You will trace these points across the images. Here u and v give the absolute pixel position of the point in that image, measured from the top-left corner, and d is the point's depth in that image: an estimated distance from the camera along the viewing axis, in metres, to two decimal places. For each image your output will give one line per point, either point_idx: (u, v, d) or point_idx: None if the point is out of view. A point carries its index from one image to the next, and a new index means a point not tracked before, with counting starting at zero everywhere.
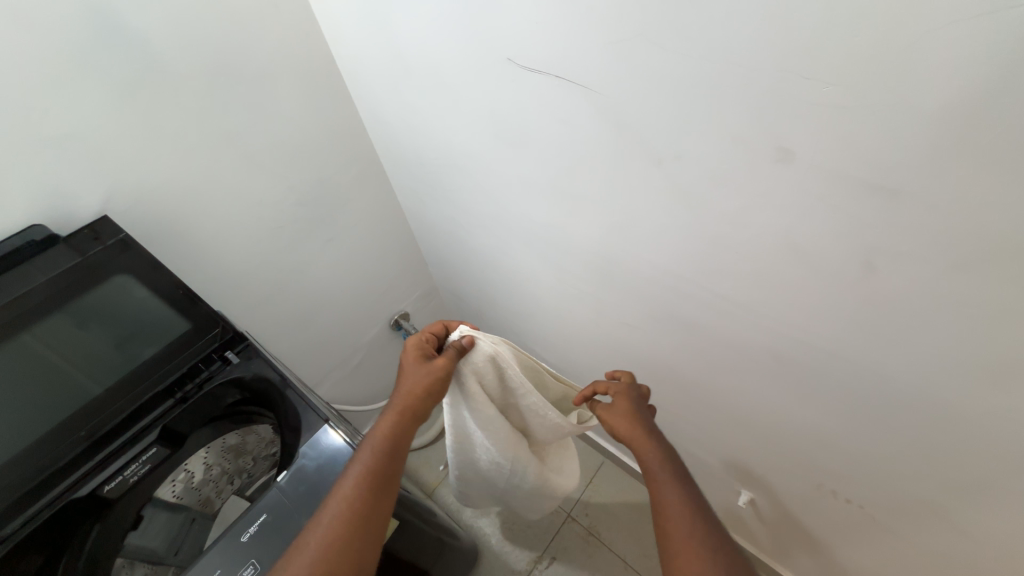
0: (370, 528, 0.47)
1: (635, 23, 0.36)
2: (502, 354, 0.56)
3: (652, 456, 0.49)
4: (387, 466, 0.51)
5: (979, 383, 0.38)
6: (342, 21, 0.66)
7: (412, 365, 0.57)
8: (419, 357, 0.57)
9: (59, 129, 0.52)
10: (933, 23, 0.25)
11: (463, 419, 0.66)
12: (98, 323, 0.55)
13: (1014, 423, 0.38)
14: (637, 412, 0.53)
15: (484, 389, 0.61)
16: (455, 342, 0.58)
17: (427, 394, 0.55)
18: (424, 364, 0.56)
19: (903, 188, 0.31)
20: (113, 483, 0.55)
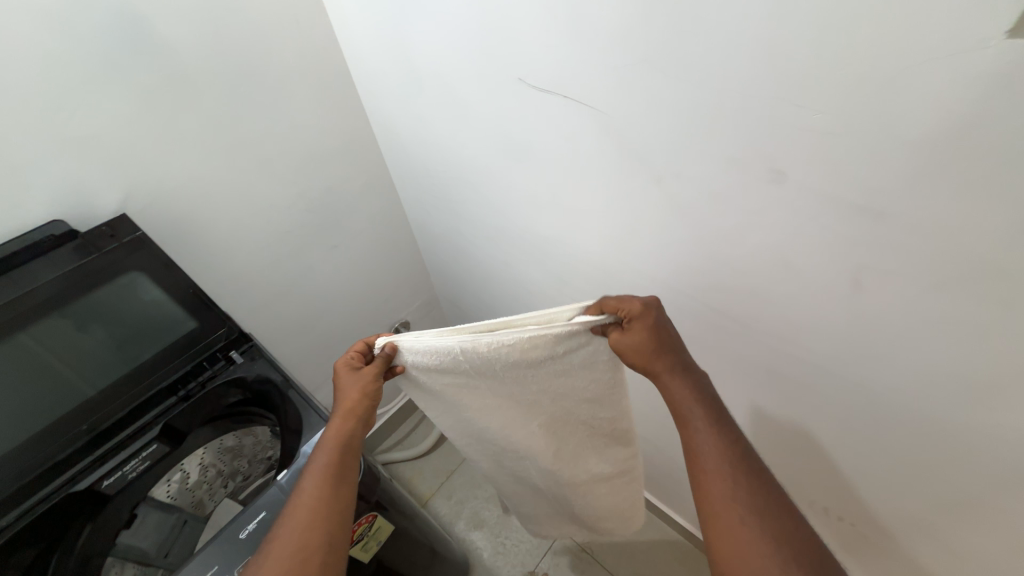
0: (333, 529, 0.45)
1: (639, 49, 0.38)
2: (427, 343, 0.51)
3: (686, 401, 0.43)
4: (341, 468, 0.50)
5: (965, 399, 0.39)
6: (359, 36, 0.69)
7: (347, 374, 0.54)
8: (349, 370, 0.54)
9: (83, 130, 0.54)
10: (910, 61, 0.27)
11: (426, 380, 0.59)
12: (103, 319, 0.56)
13: (996, 438, 0.39)
14: (672, 341, 0.44)
15: (433, 367, 0.55)
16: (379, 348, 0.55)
17: (371, 397, 0.54)
18: (356, 374, 0.54)
19: (887, 210, 0.33)
20: (111, 478, 0.56)
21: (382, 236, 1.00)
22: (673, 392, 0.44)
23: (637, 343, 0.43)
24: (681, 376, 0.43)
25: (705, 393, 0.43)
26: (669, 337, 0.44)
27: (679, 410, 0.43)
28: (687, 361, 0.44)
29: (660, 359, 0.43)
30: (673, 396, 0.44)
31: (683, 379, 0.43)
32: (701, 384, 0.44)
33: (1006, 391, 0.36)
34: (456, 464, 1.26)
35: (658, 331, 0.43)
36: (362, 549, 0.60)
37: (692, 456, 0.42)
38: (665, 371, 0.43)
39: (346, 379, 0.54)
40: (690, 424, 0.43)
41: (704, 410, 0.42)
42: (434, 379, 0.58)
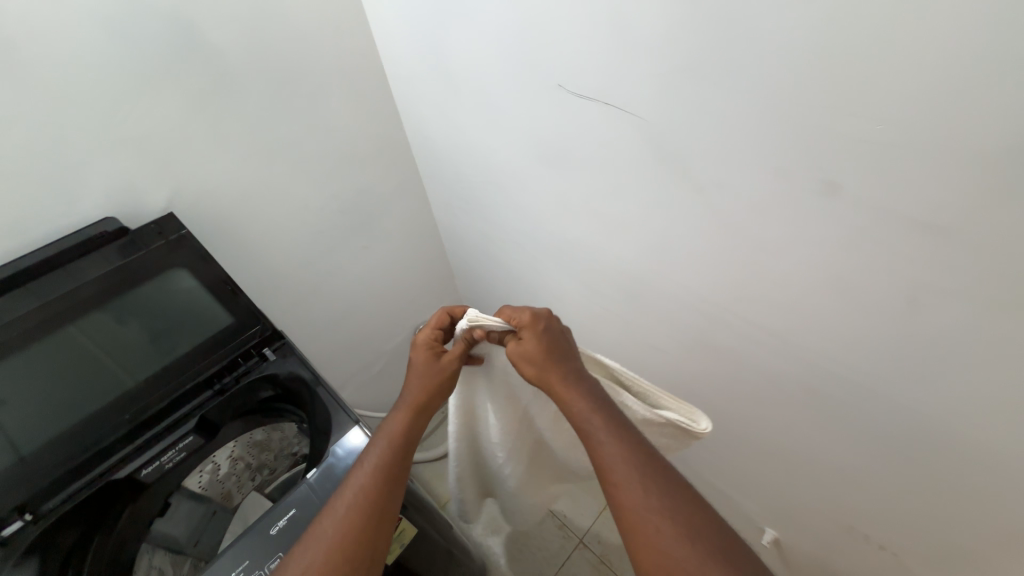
0: (383, 523, 0.46)
1: (684, 58, 0.38)
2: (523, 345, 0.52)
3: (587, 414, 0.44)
4: (400, 456, 0.50)
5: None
6: (397, 42, 0.70)
7: (427, 360, 0.55)
8: (428, 358, 0.55)
9: (135, 133, 0.57)
10: (985, 72, 0.26)
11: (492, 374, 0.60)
12: (145, 312, 0.58)
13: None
14: (556, 350, 0.49)
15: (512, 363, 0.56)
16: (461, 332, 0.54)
17: (441, 390, 0.54)
18: (435, 363, 0.54)
19: (951, 226, 0.32)
20: (150, 467, 0.57)
21: (411, 239, 1.01)
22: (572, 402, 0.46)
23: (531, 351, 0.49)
24: (574, 385, 0.46)
25: (608, 409, 0.45)
26: (561, 351, 0.49)
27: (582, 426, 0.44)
28: (581, 370, 0.48)
29: (552, 364, 0.48)
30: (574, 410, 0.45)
31: (579, 389, 0.46)
32: (597, 391, 0.46)
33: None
34: None
35: (543, 342, 0.49)
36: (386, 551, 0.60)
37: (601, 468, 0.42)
38: (559, 378, 0.47)
39: (424, 366, 0.54)
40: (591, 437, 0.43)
41: (602, 416, 0.44)
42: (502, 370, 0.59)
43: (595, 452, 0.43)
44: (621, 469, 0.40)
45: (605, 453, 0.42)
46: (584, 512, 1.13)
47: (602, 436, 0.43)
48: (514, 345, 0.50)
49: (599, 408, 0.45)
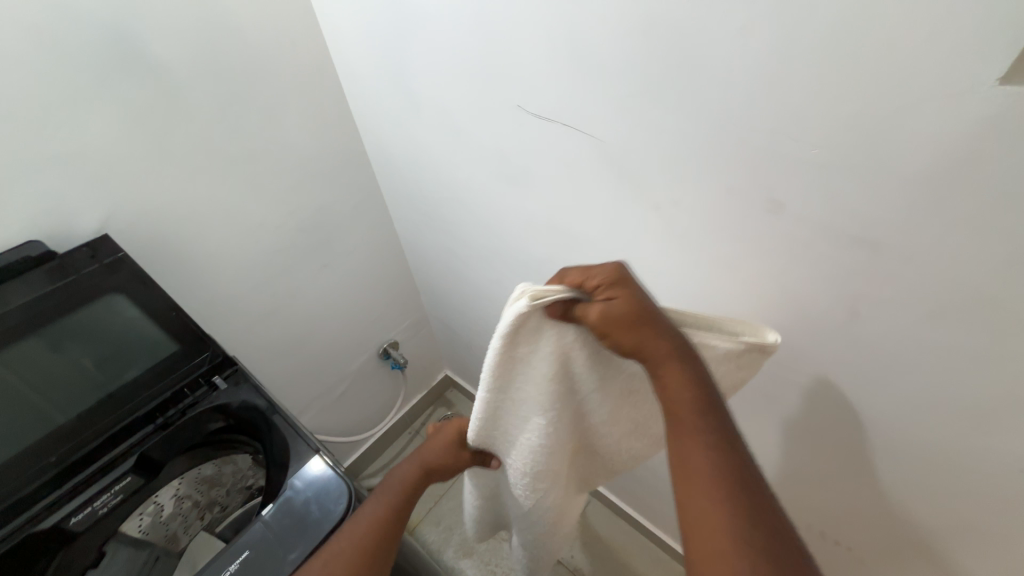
0: None
1: (638, 82, 0.39)
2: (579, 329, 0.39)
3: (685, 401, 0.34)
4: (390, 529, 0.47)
5: (955, 423, 0.40)
6: (355, 58, 0.69)
7: (450, 443, 0.52)
8: (453, 440, 0.52)
9: (65, 148, 0.53)
10: (903, 102, 0.29)
11: (534, 379, 0.42)
12: (74, 343, 0.53)
13: (988, 462, 0.39)
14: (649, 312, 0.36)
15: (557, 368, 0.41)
16: (509, 322, 0.37)
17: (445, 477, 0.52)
18: (455, 451, 0.52)
19: (882, 241, 0.34)
20: (80, 514, 0.52)
21: (373, 256, 0.98)
22: (669, 386, 0.35)
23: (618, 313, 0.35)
24: (675, 362, 0.35)
25: (716, 404, 0.35)
26: (660, 317, 0.36)
27: (677, 416, 0.35)
28: (691, 348, 0.36)
29: (649, 334, 0.35)
30: (672, 397, 0.35)
31: (686, 372, 0.35)
32: (709, 381, 0.35)
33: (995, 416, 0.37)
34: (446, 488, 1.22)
35: (636, 307, 0.35)
36: None
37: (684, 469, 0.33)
38: (661, 355, 0.35)
39: (446, 449, 0.51)
40: (684, 431, 0.34)
41: (708, 413, 0.34)
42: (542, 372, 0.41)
43: (681, 446, 0.34)
44: (709, 477, 0.31)
45: (699, 453, 0.33)
46: None
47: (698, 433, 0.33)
48: (601, 319, 0.35)
49: (696, 399, 0.34)
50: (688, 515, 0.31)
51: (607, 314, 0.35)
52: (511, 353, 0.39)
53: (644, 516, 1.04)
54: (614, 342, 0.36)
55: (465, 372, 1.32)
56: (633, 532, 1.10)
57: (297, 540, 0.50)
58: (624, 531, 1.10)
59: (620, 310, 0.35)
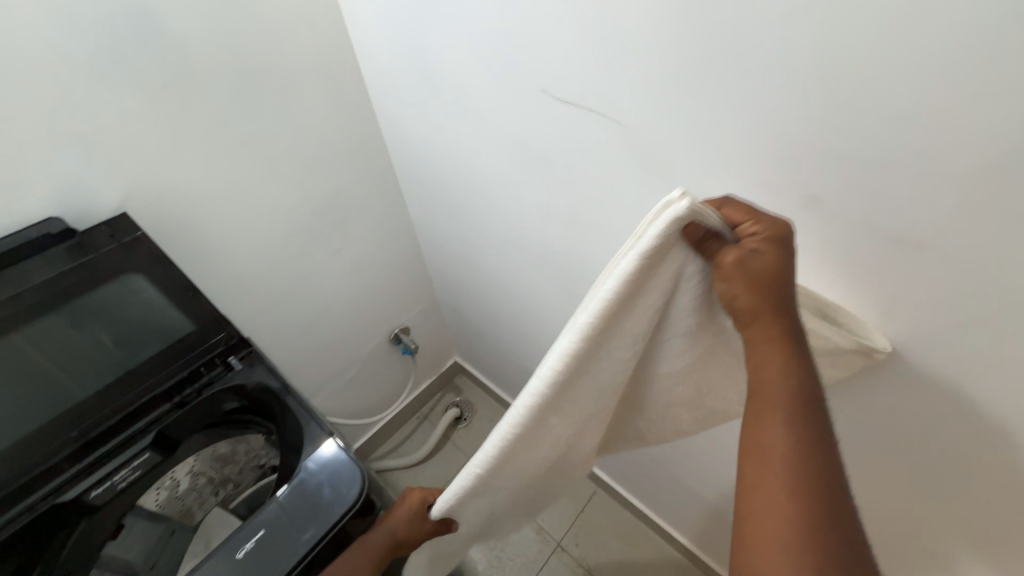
0: None
1: (671, 70, 0.38)
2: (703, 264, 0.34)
3: (776, 379, 0.32)
4: None
5: (978, 431, 0.39)
6: (373, 39, 0.67)
7: (413, 517, 0.50)
8: (415, 515, 0.50)
9: (82, 127, 0.52)
10: (960, 97, 0.27)
11: (643, 312, 0.35)
12: (93, 322, 0.53)
13: (1010, 470, 0.39)
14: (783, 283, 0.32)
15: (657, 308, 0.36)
16: (658, 234, 0.30)
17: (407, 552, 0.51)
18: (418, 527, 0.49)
19: (925, 243, 0.33)
20: (100, 488, 0.53)
21: (387, 241, 0.98)
22: (765, 364, 0.33)
23: (756, 267, 0.32)
24: (780, 343, 0.33)
25: (811, 391, 0.32)
26: (790, 287, 0.33)
27: (762, 392, 0.33)
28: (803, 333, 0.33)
29: (770, 303, 0.32)
30: (766, 373, 0.33)
31: (785, 353, 0.33)
32: (809, 366, 0.33)
33: (1021, 425, 0.36)
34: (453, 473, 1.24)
35: (771, 269, 0.32)
36: None
37: (756, 446, 0.32)
38: (764, 333, 0.33)
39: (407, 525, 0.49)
40: (768, 409, 0.32)
41: (800, 396, 0.32)
42: (633, 317, 0.35)
43: (759, 423, 0.32)
44: (785, 460, 0.30)
45: (776, 434, 0.31)
46: (561, 516, 1.13)
47: (783, 415, 0.31)
48: (734, 265, 0.32)
49: (802, 384, 0.32)
50: (751, 491, 0.31)
51: (745, 262, 0.31)
52: (641, 276, 0.32)
53: (650, 508, 1.05)
54: (731, 297, 0.33)
55: (474, 359, 1.32)
56: (638, 523, 1.10)
57: (310, 523, 0.51)
58: (629, 521, 1.11)
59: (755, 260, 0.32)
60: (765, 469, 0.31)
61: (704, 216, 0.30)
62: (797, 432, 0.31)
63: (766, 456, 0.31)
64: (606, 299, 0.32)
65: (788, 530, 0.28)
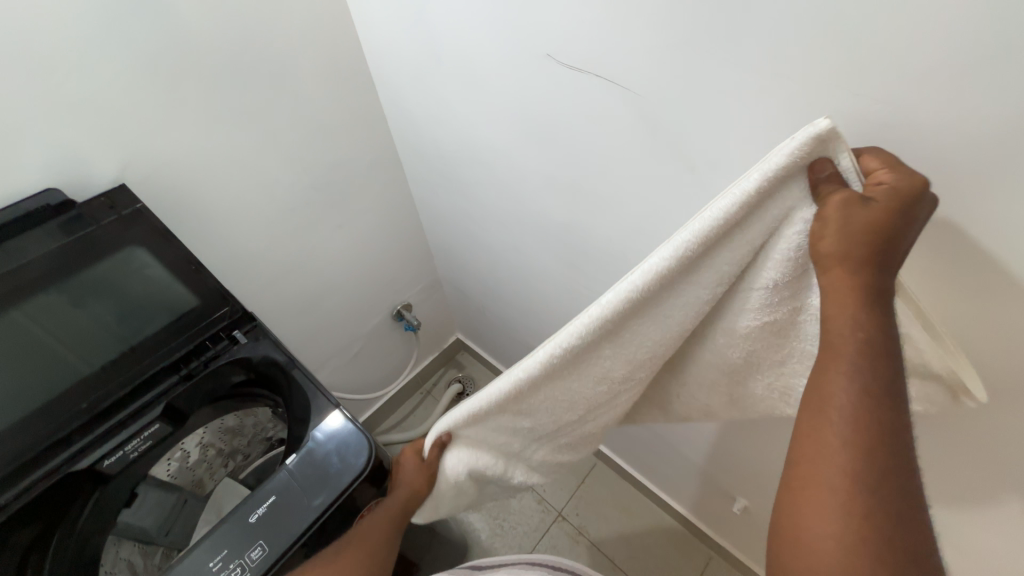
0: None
1: (685, 29, 0.36)
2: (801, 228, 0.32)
3: (848, 329, 0.30)
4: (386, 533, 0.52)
5: (978, 391, 0.40)
6: (373, 3, 0.65)
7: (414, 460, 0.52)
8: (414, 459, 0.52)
9: (77, 95, 0.51)
10: (986, 53, 0.26)
11: (726, 258, 0.34)
12: (95, 298, 0.53)
13: (1005, 428, 0.40)
14: (883, 250, 0.30)
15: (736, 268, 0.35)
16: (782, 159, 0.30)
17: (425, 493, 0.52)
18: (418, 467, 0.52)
19: (937, 206, 0.33)
20: (113, 458, 0.54)
21: (388, 216, 0.97)
22: (839, 314, 0.31)
23: (867, 221, 0.29)
24: (862, 299, 0.30)
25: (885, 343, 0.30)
26: (899, 257, 0.30)
27: (834, 339, 0.31)
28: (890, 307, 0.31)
29: (871, 267, 0.30)
30: (837, 322, 0.31)
31: (865, 307, 0.30)
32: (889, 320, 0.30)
33: (1020, 384, 0.37)
34: None
35: (885, 223, 0.29)
36: None
37: (819, 395, 0.30)
38: (848, 289, 0.31)
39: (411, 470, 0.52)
40: (839, 357, 0.30)
41: (872, 347, 0.30)
42: (715, 270, 0.35)
43: (825, 370, 0.31)
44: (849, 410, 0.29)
45: (842, 382, 0.30)
46: (562, 486, 1.16)
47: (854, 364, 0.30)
48: (840, 209, 0.30)
49: (874, 342, 0.30)
50: (808, 438, 0.30)
51: (858, 213, 0.29)
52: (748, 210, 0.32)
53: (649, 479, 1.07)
54: (818, 239, 0.31)
55: (476, 336, 1.33)
56: (636, 492, 1.13)
57: (319, 490, 0.52)
58: (628, 491, 1.14)
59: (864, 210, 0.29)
60: (822, 454, 0.29)
61: (833, 153, 0.30)
62: (866, 382, 0.29)
63: (825, 405, 0.30)
64: (713, 221, 0.31)
65: (841, 478, 0.28)
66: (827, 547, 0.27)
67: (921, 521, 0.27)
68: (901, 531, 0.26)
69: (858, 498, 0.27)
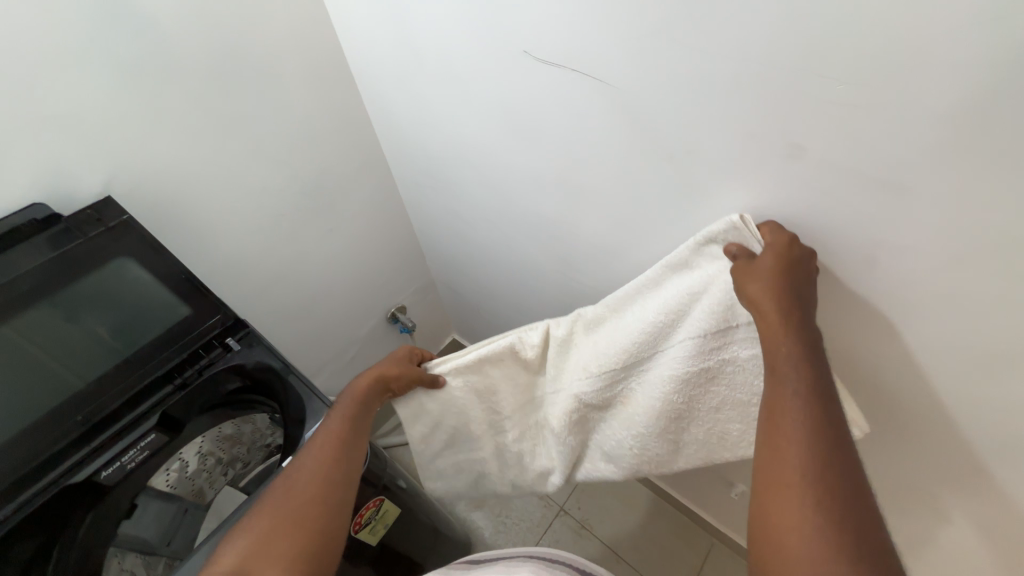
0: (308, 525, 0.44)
1: (656, 20, 0.37)
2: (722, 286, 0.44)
3: (782, 354, 0.36)
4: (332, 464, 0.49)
5: (958, 367, 0.41)
6: (352, 7, 0.65)
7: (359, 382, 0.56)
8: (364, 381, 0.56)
9: (59, 108, 0.51)
10: (943, 31, 0.27)
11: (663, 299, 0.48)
12: (88, 313, 0.54)
13: (986, 402, 0.41)
14: (791, 290, 0.38)
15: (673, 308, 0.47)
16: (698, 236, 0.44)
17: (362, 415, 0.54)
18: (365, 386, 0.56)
19: (908, 184, 0.34)
20: (110, 469, 0.54)
21: (379, 219, 0.97)
22: (776, 346, 0.37)
23: (766, 274, 0.39)
24: (789, 330, 0.37)
25: (816, 368, 0.36)
26: (804, 304, 0.38)
27: (774, 366, 0.37)
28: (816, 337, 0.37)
29: (791, 310, 0.37)
30: (773, 351, 0.37)
31: (790, 336, 0.37)
32: (817, 351, 0.37)
33: (998, 357, 0.38)
34: None
35: (782, 272, 0.39)
36: (368, 533, 0.59)
37: (770, 412, 0.35)
38: (773, 324, 0.37)
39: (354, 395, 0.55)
40: (783, 377, 0.36)
41: (805, 372, 0.35)
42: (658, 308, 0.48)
43: (773, 391, 0.36)
44: (800, 426, 0.33)
45: (788, 400, 0.34)
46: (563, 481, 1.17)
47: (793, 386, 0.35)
48: (741, 265, 0.41)
49: (807, 364, 0.36)
50: (772, 449, 0.33)
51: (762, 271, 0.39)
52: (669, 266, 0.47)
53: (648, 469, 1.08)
54: (743, 287, 0.40)
55: (472, 336, 1.34)
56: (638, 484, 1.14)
57: None
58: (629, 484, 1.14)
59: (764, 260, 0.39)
60: (781, 462, 0.32)
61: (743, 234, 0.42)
62: (807, 401, 0.34)
63: (780, 420, 0.34)
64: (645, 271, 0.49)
65: (800, 487, 0.31)
66: (788, 538, 0.30)
67: (875, 519, 0.29)
68: (866, 537, 0.28)
69: (811, 495, 0.30)
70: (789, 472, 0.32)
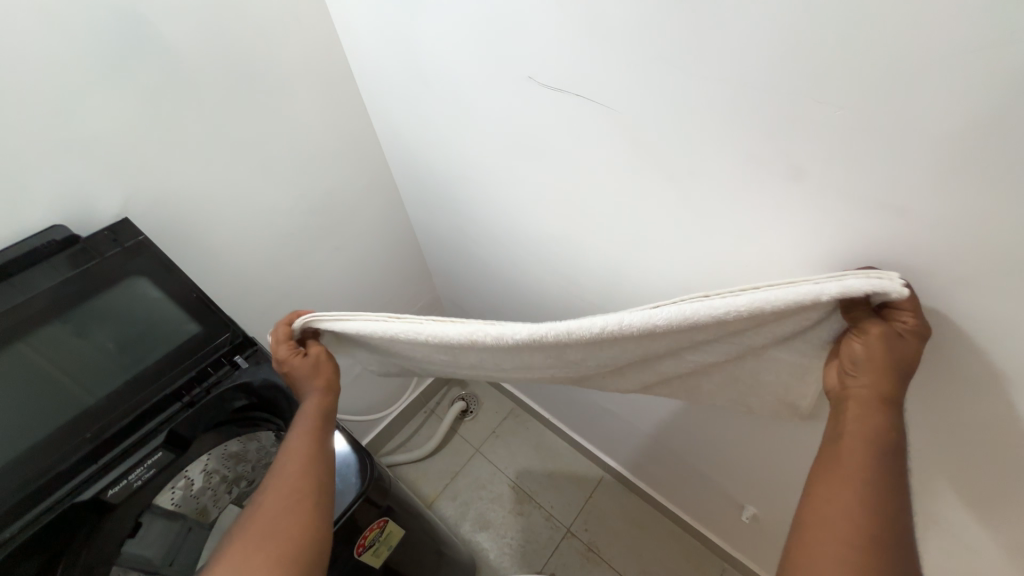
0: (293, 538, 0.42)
1: (656, 48, 0.38)
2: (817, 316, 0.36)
3: (862, 415, 0.35)
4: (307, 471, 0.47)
5: (969, 388, 0.40)
6: (364, 36, 0.68)
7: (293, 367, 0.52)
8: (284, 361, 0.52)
9: (83, 134, 0.54)
10: (935, 58, 0.28)
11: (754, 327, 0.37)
12: (98, 327, 0.55)
13: (1000, 424, 0.40)
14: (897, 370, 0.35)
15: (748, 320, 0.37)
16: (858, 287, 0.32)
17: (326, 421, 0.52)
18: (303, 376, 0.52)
19: (910, 206, 0.34)
20: (117, 487, 0.54)
21: (386, 238, 0.99)
22: (853, 403, 0.36)
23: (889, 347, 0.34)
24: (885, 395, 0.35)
25: (898, 435, 0.34)
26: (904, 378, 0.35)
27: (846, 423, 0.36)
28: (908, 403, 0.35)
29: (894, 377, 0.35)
30: (852, 408, 0.36)
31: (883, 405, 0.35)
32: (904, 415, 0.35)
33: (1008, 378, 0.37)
34: (461, 465, 1.25)
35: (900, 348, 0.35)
36: (371, 554, 0.58)
37: (826, 463, 0.35)
38: (862, 384, 0.35)
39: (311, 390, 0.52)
40: (851, 433, 0.35)
41: (882, 436, 0.34)
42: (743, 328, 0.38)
43: (835, 444, 0.35)
44: (852, 482, 0.33)
45: (848, 457, 0.34)
46: (570, 502, 1.15)
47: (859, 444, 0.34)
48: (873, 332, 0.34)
49: (890, 431, 0.34)
50: (816, 496, 0.34)
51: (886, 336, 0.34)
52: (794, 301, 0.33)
53: (656, 490, 1.06)
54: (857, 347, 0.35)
55: None
56: (646, 506, 1.11)
57: None
58: (637, 505, 1.12)
59: (907, 345, 0.35)
60: (821, 514, 0.33)
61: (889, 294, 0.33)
62: (871, 464, 0.33)
63: (832, 472, 0.34)
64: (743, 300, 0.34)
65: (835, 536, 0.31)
66: None
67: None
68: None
69: (842, 548, 0.31)
70: (850, 511, 0.32)
